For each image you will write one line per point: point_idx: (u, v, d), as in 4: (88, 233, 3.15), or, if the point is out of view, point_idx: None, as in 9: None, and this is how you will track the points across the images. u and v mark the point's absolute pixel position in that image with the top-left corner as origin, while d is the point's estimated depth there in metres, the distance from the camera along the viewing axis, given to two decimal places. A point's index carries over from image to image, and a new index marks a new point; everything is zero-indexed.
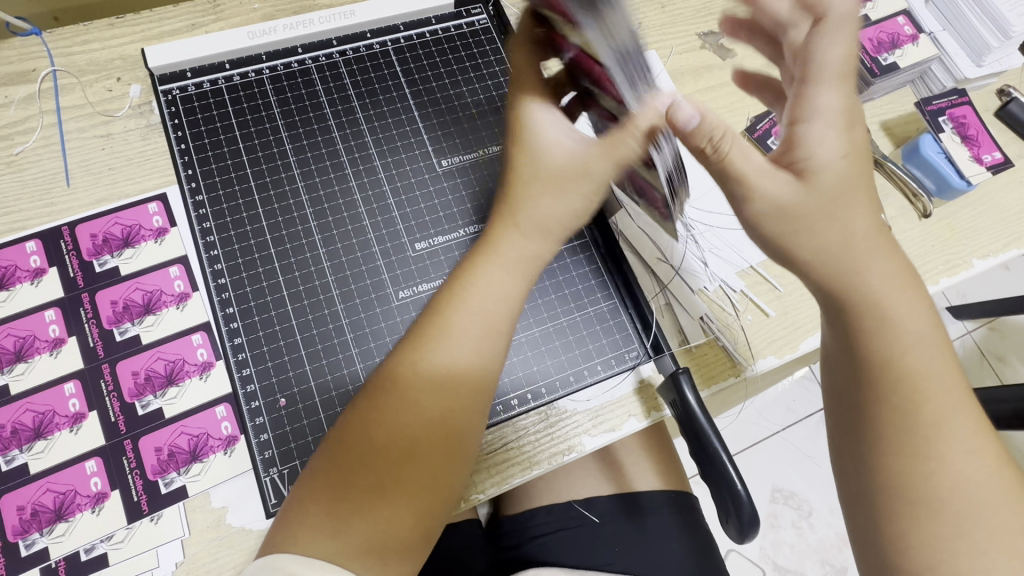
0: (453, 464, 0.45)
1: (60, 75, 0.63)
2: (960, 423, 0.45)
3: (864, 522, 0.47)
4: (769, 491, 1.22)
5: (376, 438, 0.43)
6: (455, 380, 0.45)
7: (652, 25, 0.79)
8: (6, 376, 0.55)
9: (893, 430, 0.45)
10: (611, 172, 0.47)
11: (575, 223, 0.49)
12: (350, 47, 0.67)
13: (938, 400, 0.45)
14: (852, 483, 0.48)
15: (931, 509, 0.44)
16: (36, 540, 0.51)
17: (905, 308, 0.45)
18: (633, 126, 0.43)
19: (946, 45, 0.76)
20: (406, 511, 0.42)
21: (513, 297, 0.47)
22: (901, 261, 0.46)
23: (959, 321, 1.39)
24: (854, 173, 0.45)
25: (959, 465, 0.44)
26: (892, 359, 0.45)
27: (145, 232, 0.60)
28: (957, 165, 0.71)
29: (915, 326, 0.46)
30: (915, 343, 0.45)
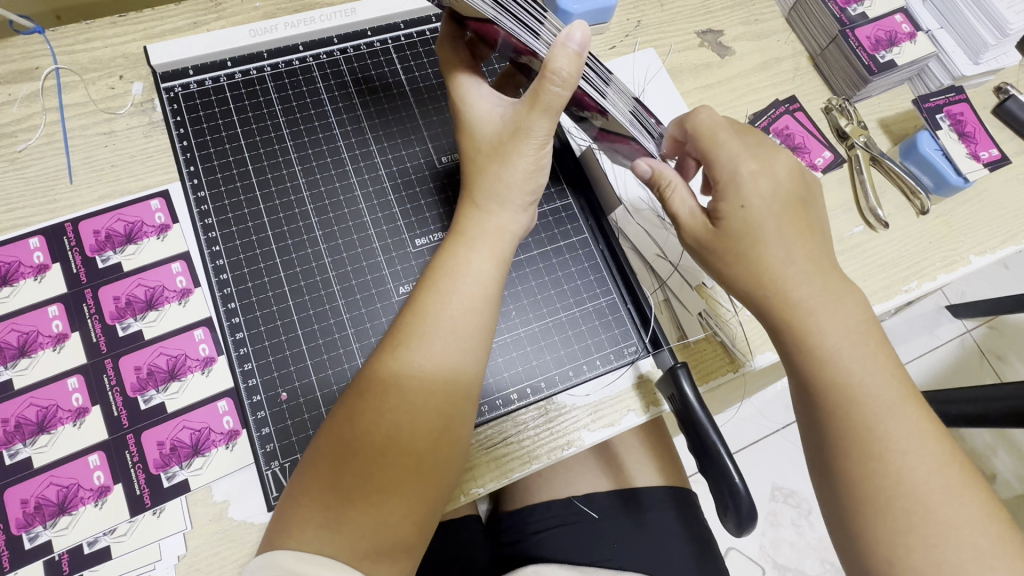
0: (442, 454, 0.45)
1: (64, 73, 0.64)
2: (903, 424, 0.45)
3: (835, 521, 0.47)
4: (768, 489, 1.23)
5: (363, 434, 0.43)
6: (437, 370, 0.45)
7: (651, 23, 0.79)
8: (9, 371, 0.55)
9: (845, 430, 0.46)
10: (545, 125, 0.48)
11: (531, 181, 0.50)
12: (351, 45, 0.68)
13: (874, 402, 0.45)
14: (822, 485, 0.48)
15: (881, 506, 0.44)
16: (39, 533, 0.52)
17: (826, 319, 0.47)
18: (544, 71, 0.43)
19: (944, 43, 0.76)
20: (399, 506, 0.42)
21: (488, 281, 0.48)
22: (825, 274, 0.48)
23: (958, 319, 1.39)
24: (764, 210, 0.48)
25: (909, 464, 0.44)
26: (828, 362, 0.46)
27: (147, 228, 0.61)
28: (954, 162, 0.72)
29: (848, 327, 0.47)
30: (840, 347, 0.46)
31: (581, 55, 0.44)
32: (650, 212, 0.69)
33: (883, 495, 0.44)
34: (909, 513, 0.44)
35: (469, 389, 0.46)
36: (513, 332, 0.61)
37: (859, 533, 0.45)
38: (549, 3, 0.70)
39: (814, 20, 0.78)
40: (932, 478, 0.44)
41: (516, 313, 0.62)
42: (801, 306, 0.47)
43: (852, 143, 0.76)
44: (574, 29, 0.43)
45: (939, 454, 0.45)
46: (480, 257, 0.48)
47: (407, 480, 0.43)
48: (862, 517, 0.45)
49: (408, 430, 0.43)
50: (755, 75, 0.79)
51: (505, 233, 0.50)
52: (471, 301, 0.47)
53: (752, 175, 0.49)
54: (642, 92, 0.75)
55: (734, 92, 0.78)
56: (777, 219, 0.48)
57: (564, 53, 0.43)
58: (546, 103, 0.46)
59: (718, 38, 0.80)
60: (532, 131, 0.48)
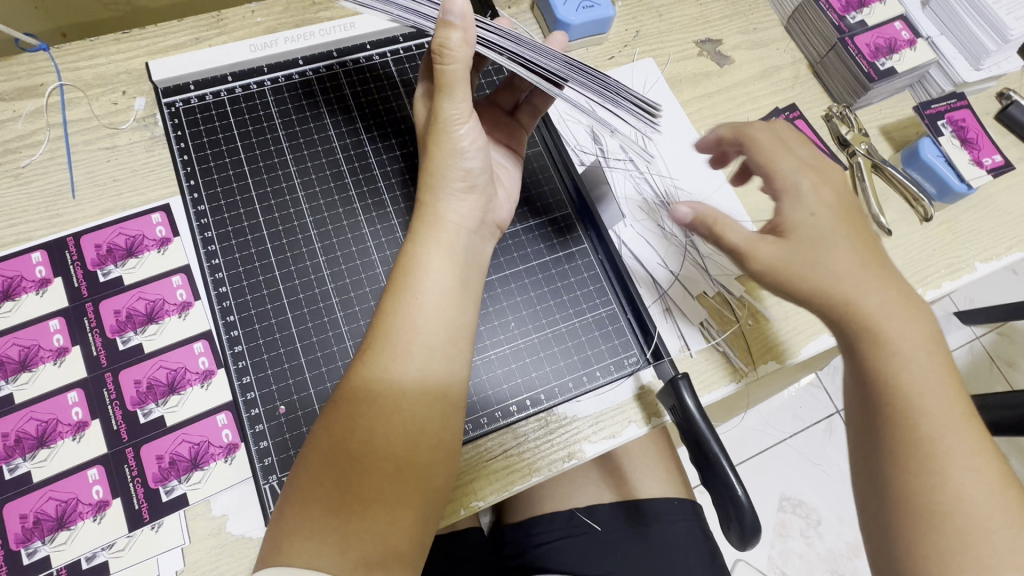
0: (424, 459, 0.44)
1: (67, 89, 0.65)
2: (959, 434, 0.45)
3: (879, 538, 0.47)
4: (776, 499, 1.21)
5: (359, 451, 0.43)
6: (403, 371, 0.44)
7: (649, 32, 0.79)
8: (10, 385, 0.55)
9: (907, 441, 0.45)
10: (460, 106, 0.48)
11: (454, 169, 0.49)
12: (350, 59, 0.68)
13: (935, 417, 0.45)
14: (868, 493, 0.48)
15: (937, 522, 0.43)
16: (38, 548, 0.51)
17: (900, 329, 0.47)
18: (437, 49, 0.46)
19: (944, 50, 0.76)
20: (383, 515, 0.42)
21: (450, 287, 0.47)
22: (896, 285, 0.49)
23: (967, 326, 1.38)
24: (830, 222, 0.50)
25: (963, 466, 0.44)
26: (898, 371, 0.46)
27: (148, 242, 0.61)
28: (957, 169, 0.71)
29: (915, 333, 0.47)
30: (908, 360, 0.47)
31: (465, 27, 0.46)
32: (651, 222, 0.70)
33: (936, 501, 0.43)
34: (954, 512, 0.43)
35: (439, 388, 0.45)
36: (512, 343, 0.61)
37: (914, 539, 0.44)
38: (549, 17, 0.74)
39: (813, 29, 0.78)
40: (980, 482, 0.44)
41: (515, 324, 0.62)
42: (870, 315, 0.47)
43: (853, 151, 0.75)
44: (447, 6, 0.45)
45: (990, 466, 0.44)
46: (432, 251, 0.47)
47: (391, 484, 0.42)
48: (915, 534, 0.44)
49: (382, 433, 0.43)
50: (754, 83, 0.79)
51: (449, 224, 0.49)
52: (436, 300, 0.46)
53: (810, 192, 0.51)
54: None
55: (734, 101, 0.78)
56: (838, 229, 0.49)
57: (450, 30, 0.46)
58: (448, 84, 0.47)
59: (716, 47, 0.80)
60: (445, 114, 0.48)
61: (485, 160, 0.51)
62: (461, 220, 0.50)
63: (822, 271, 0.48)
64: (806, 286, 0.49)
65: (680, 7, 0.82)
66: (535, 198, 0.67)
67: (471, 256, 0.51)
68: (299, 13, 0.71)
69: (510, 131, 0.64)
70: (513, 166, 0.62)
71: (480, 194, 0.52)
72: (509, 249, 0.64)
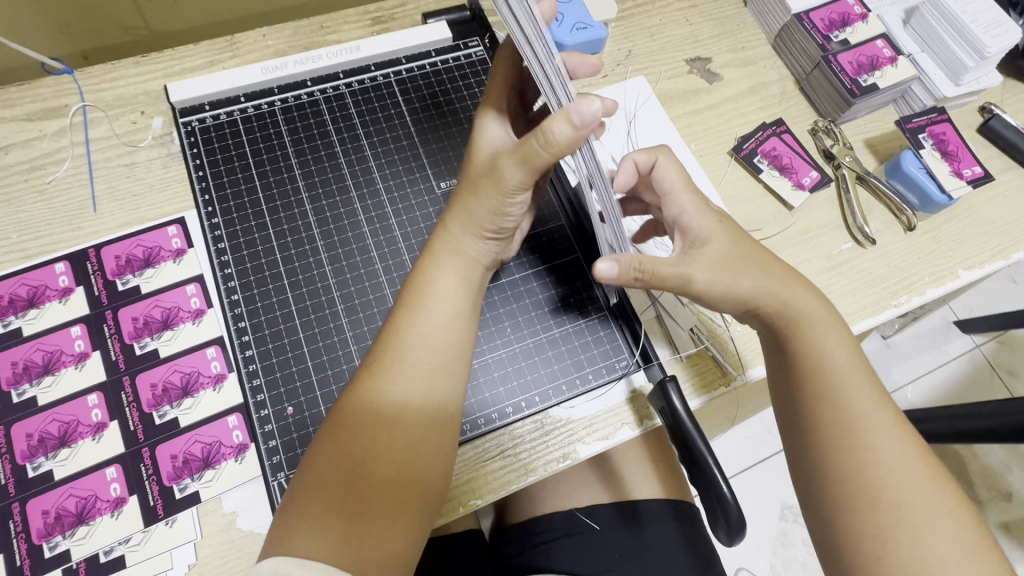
0: (420, 460, 0.47)
1: (90, 109, 0.69)
2: (884, 417, 0.49)
3: (824, 527, 0.49)
4: (777, 508, 1.22)
5: (366, 454, 0.46)
6: (404, 382, 0.48)
7: (641, 51, 0.83)
8: (34, 388, 0.59)
9: (839, 425, 0.49)
10: (519, 177, 0.49)
11: (490, 222, 0.52)
12: (355, 79, 0.72)
13: (860, 404, 0.49)
14: (806, 482, 0.50)
15: (874, 498, 0.46)
16: (59, 542, 0.54)
17: (822, 328, 0.53)
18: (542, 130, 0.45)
19: (925, 66, 0.80)
20: (376, 511, 0.44)
21: (465, 305, 0.52)
22: (808, 289, 0.55)
23: (967, 334, 1.39)
24: (737, 233, 0.56)
25: (900, 464, 0.47)
26: (822, 360, 0.52)
27: (164, 253, 0.64)
28: (938, 180, 0.74)
29: (840, 348, 0.52)
30: (832, 354, 0.52)
31: (580, 133, 0.44)
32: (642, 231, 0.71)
33: (871, 479, 0.47)
34: (899, 511, 0.45)
35: (439, 397, 0.49)
36: (508, 348, 0.64)
37: (859, 541, 0.46)
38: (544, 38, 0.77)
39: (799, 47, 0.82)
40: (916, 476, 0.46)
41: (511, 330, 0.65)
42: (792, 311, 0.53)
43: (838, 163, 0.78)
44: (578, 103, 0.42)
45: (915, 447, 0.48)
46: (444, 274, 0.52)
47: (390, 484, 0.46)
48: (858, 515, 0.46)
49: (383, 434, 0.46)
50: (742, 99, 0.82)
51: (464, 253, 0.53)
52: (438, 314, 0.51)
53: (695, 209, 0.57)
54: (633, 116, 0.79)
55: (723, 116, 0.81)
56: (743, 241, 0.55)
57: (566, 122, 0.44)
58: (530, 160, 0.48)
59: (706, 65, 0.83)
60: (506, 175, 0.49)
61: (519, 221, 0.55)
62: (479, 258, 0.55)
63: (725, 286, 0.53)
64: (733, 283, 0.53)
65: (671, 27, 0.85)
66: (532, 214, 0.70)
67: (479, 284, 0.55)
68: (307, 36, 0.75)
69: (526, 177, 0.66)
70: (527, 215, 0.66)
71: (502, 241, 0.56)
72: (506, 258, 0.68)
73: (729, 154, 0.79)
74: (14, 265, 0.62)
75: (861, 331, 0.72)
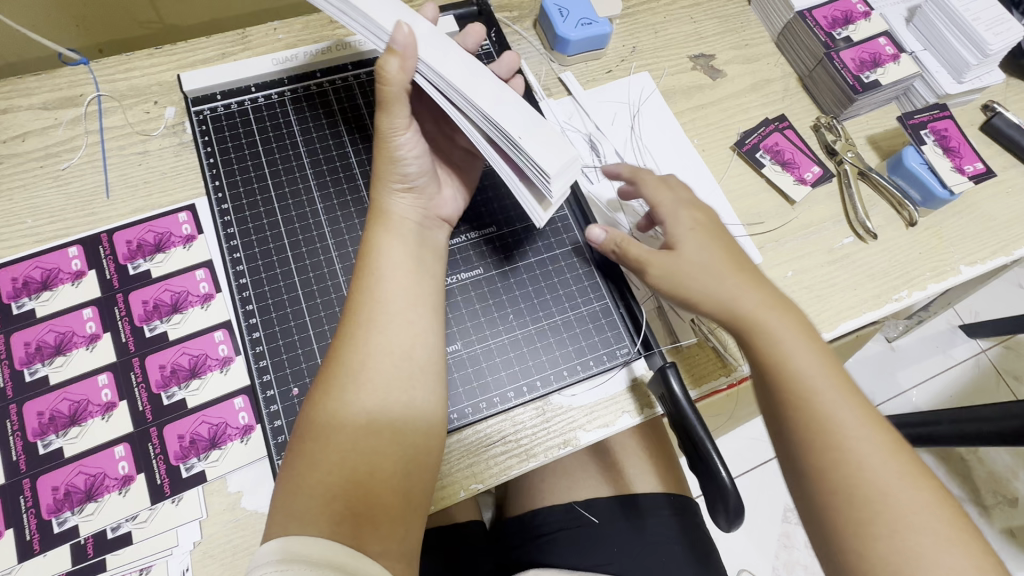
0: (402, 431, 0.49)
1: (104, 99, 0.70)
2: (849, 408, 0.50)
3: (812, 522, 0.50)
4: (780, 510, 1.22)
5: (347, 430, 0.47)
6: (373, 345, 0.50)
7: (645, 48, 0.84)
8: (46, 367, 0.60)
9: (803, 422, 0.50)
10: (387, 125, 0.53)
11: (394, 173, 0.56)
12: (364, 71, 0.74)
13: (818, 397, 0.50)
14: (793, 478, 0.51)
15: (847, 495, 0.47)
16: (67, 517, 0.55)
17: (778, 325, 0.54)
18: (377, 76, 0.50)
19: (928, 64, 0.80)
20: (361, 469, 0.46)
21: (411, 272, 0.54)
22: (766, 290, 0.56)
23: (973, 339, 1.39)
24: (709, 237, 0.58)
25: (840, 421, 0.49)
26: (782, 359, 0.53)
27: (175, 238, 0.66)
28: (940, 176, 0.74)
29: (798, 342, 0.53)
30: (791, 352, 0.53)
31: (405, 56, 0.50)
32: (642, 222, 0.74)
33: (843, 476, 0.48)
34: (871, 506, 0.46)
35: (404, 349, 0.51)
36: (510, 333, 0.65)
37: (839, 533, 0.47)
38: (550, 34, 0.79)
39: (802, 44, 0.83)
40: (887, 468, 0.47)
41: (513, 317, 0.65)
42: (752, 317, 0.54)
43: (840, 159, 0.79)
44: (393, 35, 0.49)
45: (886, 438, 0.49)
46: (393, 243, 0.55)
47: (376, 461, 0.47)
48: (833, 510, 0.48)
49: (364, 409, 0.48)
50: (745, 95, 0.83)
51: (401, 219, 0.57)
52: (394, 276, 0.53)
53: (676, 216, 0.60)
54: (636, 111, 0.80)
55: (726, 111, 0.82)
56: (707, 248, 0.57)
57: (395, 59, 0.50)
58: (382, 102, 0.52)
59: (709, 62, 0.84)
60: (383, 128, 0.53)
61: (426, 167, 0.58)
62: (404, 214, 0.57)
63: (709, 287, 0.56)
64: (696, 287, 0.56)
65: (676, 25, 0.86)
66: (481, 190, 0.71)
67: (424, 240, 0.58)
68: (317, 30, 0.77)
69: (468, 164, 0.68)
70: (460, 197, 0.66)
71: (422, 194, 0.59)
72: (468, 258, 0.67)
73: (731, 149, 0.80)
74: (28, 249, 0.64)
75: (863, 324, 0.72)
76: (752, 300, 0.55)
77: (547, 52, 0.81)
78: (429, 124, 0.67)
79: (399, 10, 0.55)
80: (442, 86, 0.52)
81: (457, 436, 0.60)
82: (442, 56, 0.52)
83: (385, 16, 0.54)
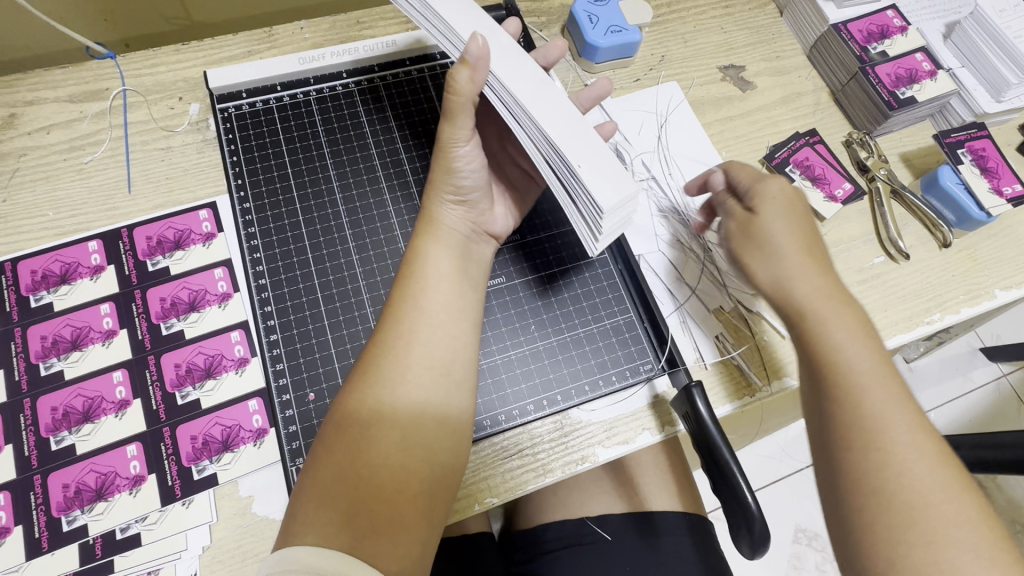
0: (431, 445, 0.47)
1: (129, 94, 0.70)
2: (899, 412, 0.47)
3: (840, 529, 0.46)
4: (791, 530, 1.19)
5: (378, 442, 0.46)
6: (410, 352, 0.49)
7: (674, 57, 0.83)
8: (62, 362, 0.59)
9: (850, 417, 0.47)
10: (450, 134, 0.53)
11: (448, 183, 0.56)
12: (390, 73, 0.73)
13: (870, 392, 0.47)
14: (826, 481, 0.48)
15: (886, 497, 0.44)
16: (77, 516, 0.55)
17: (832, 313, 0.51)
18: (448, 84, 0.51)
19: (965, 81, 0.78)
20: (385, 482, 0.45)
21: (454, 283, 0.53)
22: (829, 278, 0.54)
23: (993, 363, 1.36)
24: (788, 216, 0.57)
25: (888, 422, 0.46)
26: (833, 350, 0.50)
27: (195, 236, 0.65)
28: (976, 197, 0.72)
29: (855, 336, 0.50)
30: (845, 344, 0.50)
31: (477, 67, 0.50)
32: (671, 237, 0.72)
33: (884, 478, 0.44)
34: (907, 513, 0.43)
35: (444, 363, 0.50)
36: (532, 344, 0.63)
37: (873, 540, 0.43)
38: (578, 41, 0.78)
39: (835, 58, 0.81)
40: (931, 478, 0.44)
41: (535, 327, 0.64)
42: (802, 301, 0.53)
43: (872, 176, 0.77)
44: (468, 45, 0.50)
45: (935, 450, 0.45)
46: (438, 254, 0.54)
47: (403, 474, 0.45)
48: (867, 512, 0.44)
49: (399, 424, 0.47)
50: (775, 108, 0.81)
51: (448, 228, 0.56)
52: (438, 286, 0.52)
53: (778, 196, 0.58)
54: (664, 121, 0.78)
55: (755, 124, 0.80)
56: (784, 227, 0.56)
57: (465, 68, 0.51)
58: (446, 110, 0.53)
59: (739, 73, 0.83)
60: (444, 137, 0.54)
61: (481, 180, 0.57)
62: (454, 226, 0.57)
63: (781, 270, 0.55)
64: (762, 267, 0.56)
65: (705, 34, 0.85)
66: (533, 214, 0.69)
67: (469, 253, 0.57)
68: (344, 31, 0.76)
69: (524, 186, 0.67)
70: (510, 216, 0.65)
71: (473, 208, 0.59)
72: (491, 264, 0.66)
73: (760, 162, 0.78)
74: (48, 242, 0.63)
75: (892, 347, 0.70)
76: (807, 288, 0.53)
77: (574, 59, 0.80)
78: (492, 140, 0.68)
79: (477, 21, 0.56)
80: (507, 99, 0.53)
81: (474, 447, 0.59)
82: (514, 73, 0.53)
83: (464, 22, 0.55)
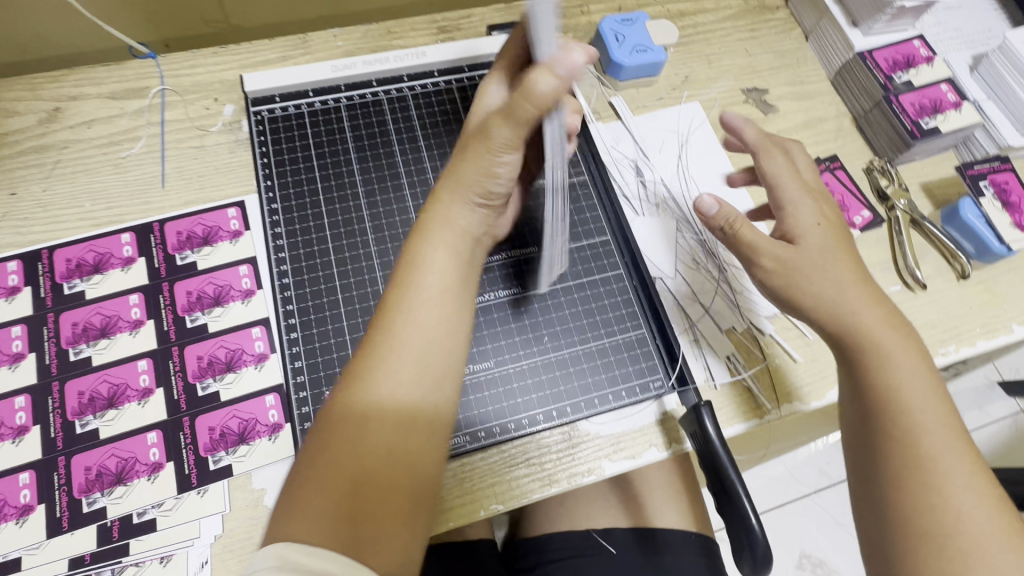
0: (414, 448, 0.46)
1: (167, 93, 0.73)
2: (957, 455, 0.50)
3: (884, 563, 0.51)
4: (795, 556, 1.18)
5: (369, 447, 0.44)
6: (392, 352, 0.47)
7: (698, 78, 0.83)
8: (90, 349, 0.61)
9: (903, 454, 0.51)
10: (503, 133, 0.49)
11: (477, 181, 0.51)
12: (418, 83, 0.75)
13: (927, 432, 0.51)
14: (871, 513, 0.52)
15: (939, 540, 0.48)
16: (97, 498, 0.56)
17: (896, 346, 0.54)
18: (528, 90, 0.44)
19: (991, 114, 0.78)
20: (371, 486, 0.43)
21: (447, 278, 0.50)
22: (888, 311, 0.56)
23: (1011, 397, 1.33)
24: (834, 242, 0.58)
25: (944, 463, 0.50)
26: (893, 385, 0.53)
27: (223, 233, 0.67)
28: (996, 230, 0.72)
29: (915, 375, 0.53)
30: (904, 379, 0.53)
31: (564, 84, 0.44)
32: (686, 256, 0.73)
33: (938, 521, 0.48)
34: (960, 555, 0.47)
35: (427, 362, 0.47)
36: (544, 355, 0.64)
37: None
38: (604, 59, 0.79)
39: (859, 85, 0.81)
40: (985, 524, 0.48)
41: (548, 339, 0.65)
42: (870, 331, 0.55)
43: (892, 205, 0.77)
44: (563, 58, 0.43)
45: (990, 496, 0.49)
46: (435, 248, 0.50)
47: (391, 481, 0.44)
48: (918, 553, 0.48)
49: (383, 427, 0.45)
50: (797, 132, 0.82)
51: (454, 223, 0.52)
52: (430, 282, 0.49)
53: (812, 209, 0.60)
54: (685, 140, 0.79)
55: None
56: (835, 256, 0.57)
57: (549, 75, 0.44)
58: (512, 112, 0.47)
59: (762, 96, 0.83)
60: (494, 134, 0.49)
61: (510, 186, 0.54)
62: (466, 223, 0.53)
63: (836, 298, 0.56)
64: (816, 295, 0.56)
65: (731, 55, 0.86)
66: None
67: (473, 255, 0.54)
68: (375, 40, 0.78)
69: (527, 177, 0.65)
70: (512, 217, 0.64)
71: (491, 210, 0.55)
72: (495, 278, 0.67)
73: None
74: (84, 232, 0.66)
75: None
76: (871, 317, 0.55)
77: (598, 74, 0.80)
78: None
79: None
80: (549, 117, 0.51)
81: (480, 455, 0.60)
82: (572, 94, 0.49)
83: None
